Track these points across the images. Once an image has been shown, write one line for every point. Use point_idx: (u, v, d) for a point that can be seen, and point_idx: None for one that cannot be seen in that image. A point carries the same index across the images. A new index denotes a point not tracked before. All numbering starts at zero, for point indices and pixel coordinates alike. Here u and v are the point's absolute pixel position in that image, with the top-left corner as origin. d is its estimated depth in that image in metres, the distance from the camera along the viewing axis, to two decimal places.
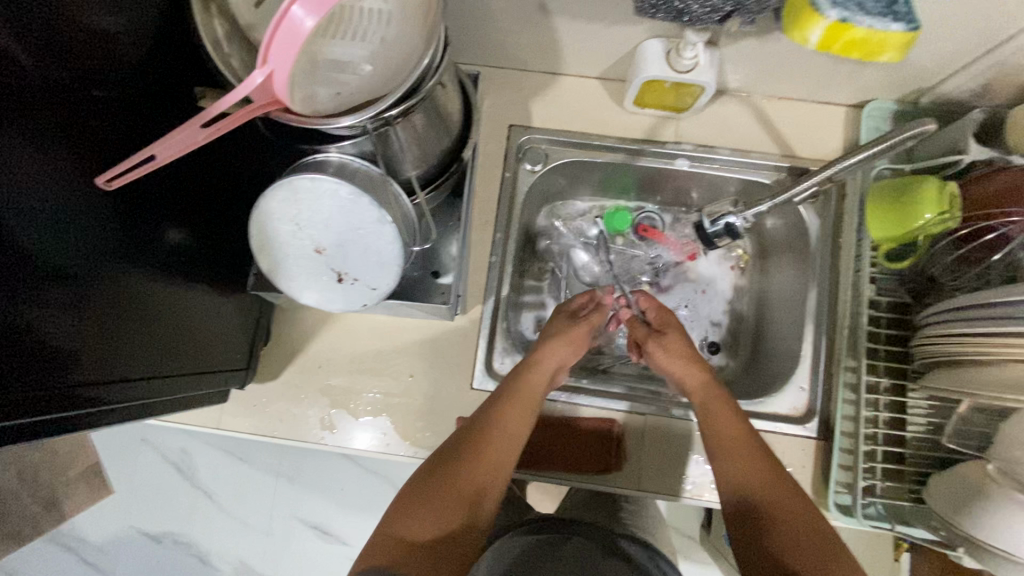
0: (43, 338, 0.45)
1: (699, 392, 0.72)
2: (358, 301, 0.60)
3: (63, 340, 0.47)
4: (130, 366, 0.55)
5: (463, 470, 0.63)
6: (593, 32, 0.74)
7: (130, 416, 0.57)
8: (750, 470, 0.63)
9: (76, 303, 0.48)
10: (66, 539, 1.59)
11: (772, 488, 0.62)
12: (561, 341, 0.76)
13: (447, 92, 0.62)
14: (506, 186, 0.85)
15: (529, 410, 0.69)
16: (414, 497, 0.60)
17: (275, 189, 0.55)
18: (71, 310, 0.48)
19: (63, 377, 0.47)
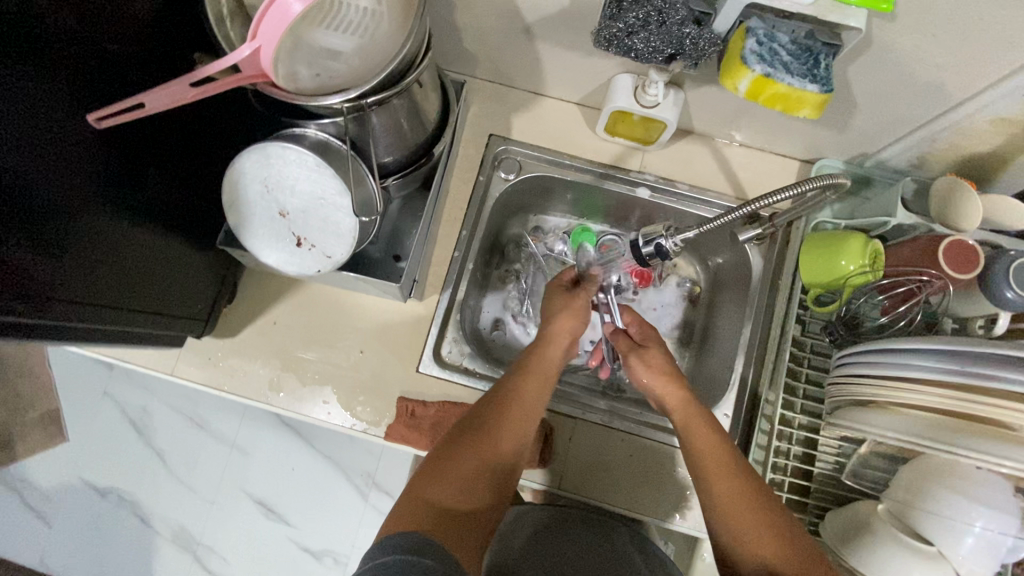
0: (8, 245, 0.48)
1: (679, 409, 0.74)
2: (311, 267, 0.65)
3: (25, 253, 0.50)
4: (87, 292, 0.58)
5: (489, 437, 0.66)
6: (572, 60, 0.81)
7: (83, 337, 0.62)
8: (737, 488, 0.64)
9: (46, 221, 0.52)
10: (13, 481, 1.60)
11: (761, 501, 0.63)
12: (568, 316, 0.81)
13: (425, 92, 0.68)
14: (478, 189, 0.91)
15: (546, 384, 0.74)
16: (442, 466, 0.63)
17: (251, 151, 0.62)
18: (40, 227, 0.51)
19: (19, 286, 0.50)
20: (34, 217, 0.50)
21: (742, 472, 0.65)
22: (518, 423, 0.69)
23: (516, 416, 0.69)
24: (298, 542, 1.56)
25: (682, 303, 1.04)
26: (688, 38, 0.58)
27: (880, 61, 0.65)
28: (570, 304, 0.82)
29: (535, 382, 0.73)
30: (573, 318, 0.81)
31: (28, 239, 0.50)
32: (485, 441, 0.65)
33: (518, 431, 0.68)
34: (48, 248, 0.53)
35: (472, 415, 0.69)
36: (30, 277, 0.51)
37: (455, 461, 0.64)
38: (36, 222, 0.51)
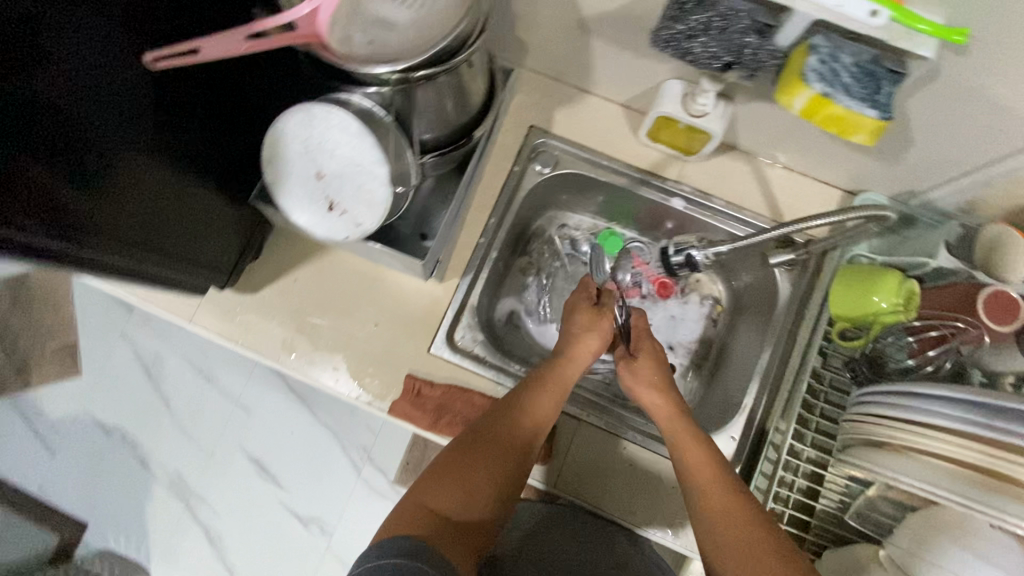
0: (35, 166, 0.48)
1: (670, 428, 0.74)
2: (340, 233, 0.64)
3: (53, 177, 0.50)
4: (113, 229, 0.58)
5: (494, 447, 0.68)
6: (624, 59, 0.80)
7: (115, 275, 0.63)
8: (730, 518, 0.64)
9: (78, 150, 0.52)
10: (26, 408, 1.65)
11: (755, 531, 0.62)
12: (589, 331, 0.81)
13: (473, 72, 0.68)
14: (512, 178, 0.90)
15: (559, 397, 0.75)
16: (445, 472, 0.66)
17: (295, 110, 0.62)
18: (71, 155, 0.51)
19: (46, 211, 0.50)
20: (66, 143, 0.51)
21: (743, 498, 0.65)
22: (526, 433, 0.70)
23: (525, 428, 0.71)
24: (288, 506, 1.57)
25: (702, 321, 1.02)
26: (748, 47, 0.58)
27: (944, 96, 0.63)
28: (589, 324, 0.82)
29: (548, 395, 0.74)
30: (596, 336, 0.80)
31: (58, 163, 0.50)
32: (492, 448, 0.68)
33: (526, 442, 0.70)
34: (79, 177, 0.53)
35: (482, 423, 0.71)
36: (58, 205, 0.51)
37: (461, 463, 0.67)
38: (68, 149, 0.51)
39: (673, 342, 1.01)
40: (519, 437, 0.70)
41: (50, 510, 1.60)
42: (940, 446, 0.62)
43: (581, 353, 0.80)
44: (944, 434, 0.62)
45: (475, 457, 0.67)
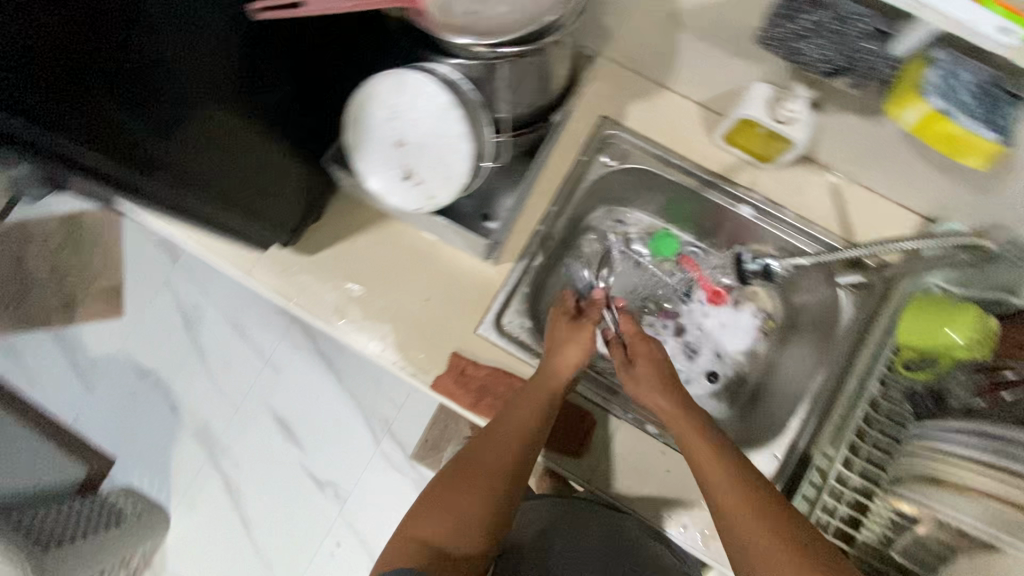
0: (120, 101, 0.52)
1: (673, 421, 0.77)
2: (411, 203, 0.64)
3: (140, 117, 0.54)
4: (194, 181, 0.62)
5: (478, 474, 0.76)
6: (711, 56, 0.77)
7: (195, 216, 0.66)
8: (746, 514, 0.67)
9: (165, 94, 0.55)
10: (69, 342, 1.70)
11: (767, 529, 0.65)
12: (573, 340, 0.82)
13: (560, 54, 0.66)
14: (578, 167, 0.88)
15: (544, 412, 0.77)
16: (435, 503, 0.74)
17: (387, 75, 0.63)
18: (158, 98, 0.55)
19: (126, 147, 0.54)
20: (155, 87, 0.54)
21: (755, 495, 0.68)
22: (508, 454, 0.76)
23: (507, 450, 0.76)
24: (307, 467, 1.60)
25: (752, 334, 1.00)
26: (865, 54, 0.54)
27: None
28: (573, 335, 0.83)
29: (534, 399, 0.77)
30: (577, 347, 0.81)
31: (144, 105, 0.54)
32: (478, 475, 0.75)
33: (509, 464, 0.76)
34: (163, 121, 0.56)
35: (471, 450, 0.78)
36: (138, 144, 0.55)
37: (451, 493, 0.75)
38: (155, 91, 0.54)
39: (719, 349, 1.01)
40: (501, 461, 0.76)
41: (82, 442, 1.65)
42: (989, 481, 0.61)
43: (568, 359, 0.80)
44: (991, 469, 0.62)
45: (460, 486, 0.75)
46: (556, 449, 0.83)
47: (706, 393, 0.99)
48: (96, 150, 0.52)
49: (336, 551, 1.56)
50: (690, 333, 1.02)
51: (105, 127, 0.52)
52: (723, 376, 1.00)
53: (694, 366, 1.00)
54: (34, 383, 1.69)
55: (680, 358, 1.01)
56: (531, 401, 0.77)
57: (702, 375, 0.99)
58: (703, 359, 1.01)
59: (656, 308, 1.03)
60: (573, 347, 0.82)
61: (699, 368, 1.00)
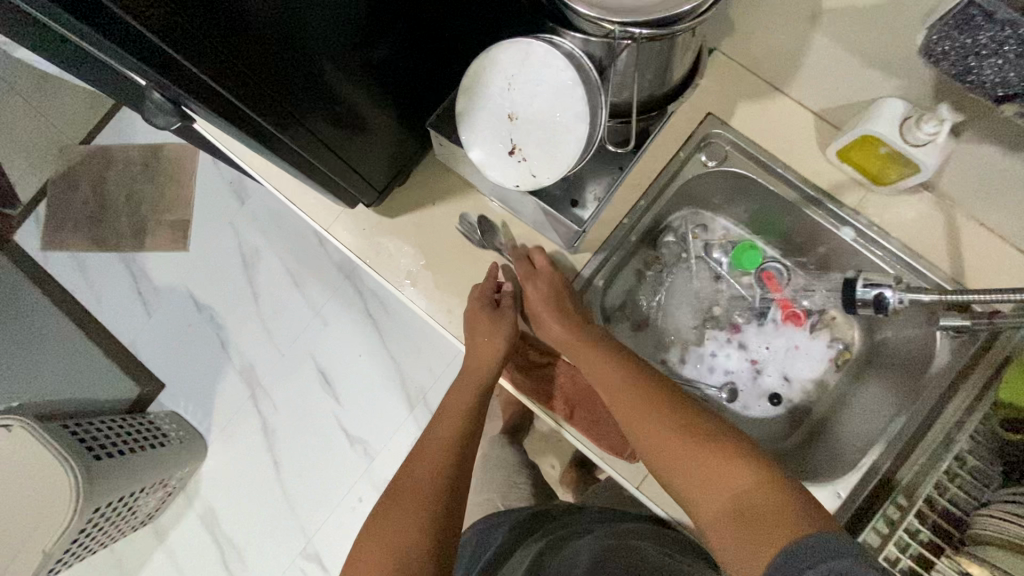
0: (248, 24, 0.51)
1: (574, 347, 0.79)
2: (512, 179, 0.62)
3: (260, 42, 0.53)
4: (304, 128, 0.63)
5: (430, 442, 0.80)
6: (844, 63, 0.72)
7: (295, 163, 0.66)
8: (651, 428, 0.68)
9: (291, 26, 0.54)
10: (136, 266, 1.77)
11: (671, 437, 0.66)
12: (481, 335, 0.80)
13: (689, 43, 0.62)
14: (673, 165, 0.85)
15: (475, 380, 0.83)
16: (398, 486, 0.75)
17: (512, 45, 0.61)
18: (285, 29, 0.54)
19: (240, 69, 0.53)
20: (284, 19, 0.53)
21: (654, 404, 0.70)
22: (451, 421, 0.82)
23: (451, 419, 0.82)
24: (341, 421, 1.64)
25: (824, 362, 0.96)
26: None
27: None
28: (478, 340, 0.80)
29: (469, 390, 0.83)
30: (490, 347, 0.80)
31: (267, 31, 0.53)
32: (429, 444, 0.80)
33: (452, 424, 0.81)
34: (280, 53, 0.55)
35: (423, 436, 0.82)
36: (252, 68, 0.54)
37: (408, 471, 0.77)
38: (283, 21, 0.53)
39: (787, 374, 0.97)
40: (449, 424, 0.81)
41: (137, 362, 1.73)
42: None
43: (478, 357, 0.81)
44: None
45: (415, 462, 0.78)
46: (607, 449, 0.78)
47: (766, 416, 0.95)
48: (212, 68, 0.52)
49: (358, 505, 1.60)
50: (757, 352, 0.98)
51: (225, 45, 0.51)
52: (786, 400, 0.96)
53: (756, 386, 0.97)
54: (98, 299, 1.76)
55: (743, 376, 0.97)
56: (453, 412, 0.82)
57: (764, 397, 0.95)
58: (767, 380, 0.97)
59: (725, 320, 0.99)
60: (481, 335, 0.80)
61: (762, 389, 0.96)
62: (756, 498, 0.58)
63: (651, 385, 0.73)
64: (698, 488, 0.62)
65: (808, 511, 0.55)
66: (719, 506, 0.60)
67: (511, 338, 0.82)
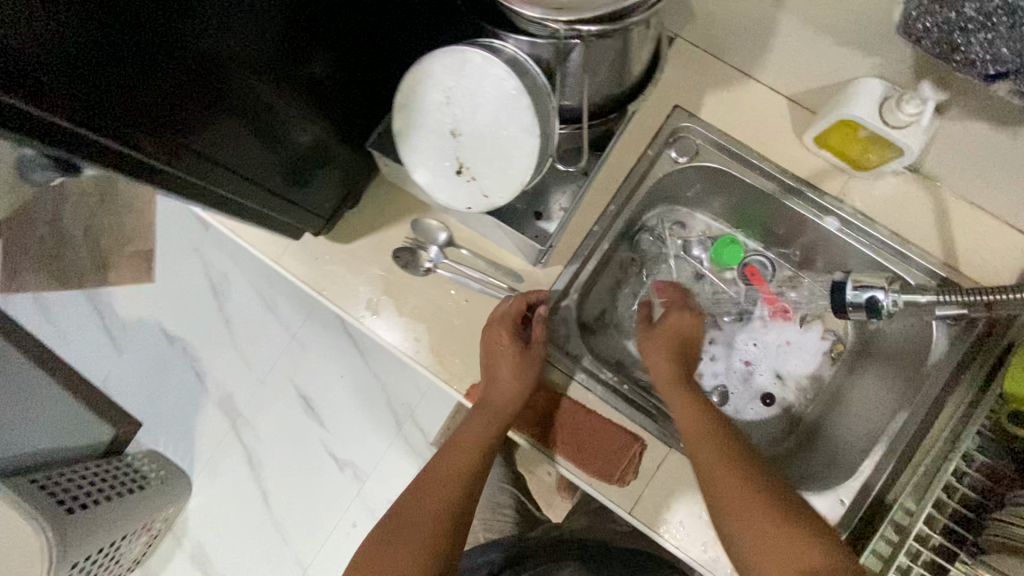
0: (147, 72, 0.46)
1: (673, 392, 0.76)
2: (463, 202, 0.57)
3: (165, 88, 0.48)
4: (221, 165, 0.57)
5: (436, 473, 0.76)
6: (816, 43, 0.67)
7: (216, 204, 0.60)
8: (737, 487, 0.65)
9: (198, 64, 0.49)
10: (101, 302, 1.68)
11: (752, 501, 0.64)
12: (510, 358, 0.73)
13: (646, 35, 0.56)
14: (642, 164, 0.79)
15: (497, 422, 0.75)
16: (398, 518, 0.72)
17: (447, 53, 0.54)
18: (194, 73, 0.50)
19: (151, 124, 0.49)
20: (175, 56, 0.47)
21: (744, 465, 0.67)
22: (464, 453, 0.76)
23: (464, 452, 0.76)
24: (327, 445, 1.57)
25: (817, 356, 0.91)
26: None
27: None
28: (509, 366, 0.73)
29: (482, 422, 0.75)
30: (518, 377, 0.74)
31: (172, 75, 0.48)
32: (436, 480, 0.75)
33: (466, 458, 0.76)
34: (192, 94, 0.51)
35: (435, 461, 0.78)
36: (164, 118, 0.50)
37: (412, 502, 0.73)
38: (187, 59, 0.48)
39: (779, 369, 0.92)
40: (461, 453, 0.77)
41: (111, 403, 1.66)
42: None
43: (505, 386, 0.73)
44: None
45: (419, 492, 0.74)
46: (597, 474, 0.73)
47: (761, 418, 0.90)
48: (121, 131, 0.47)
49: (353, 530, 1.54)
50: (748, 351, 0.93)
51: (126, 102, 0.46)
52: (781, 400, 0.91)
53: (748, 387, 0.92)
54: (67, 340, 1.68)
55: (734, 377, 0.92)
56: (467, 446, 0.76)
57: (756, 397, 0.91)
58: (760, 380, 0.92)
59: (712, 320, 0.94)
60: (504, 371, 0.73)
61: (755, 389, 0.92)
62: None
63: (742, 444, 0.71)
64: (775, 557, 0.61)
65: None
66: None
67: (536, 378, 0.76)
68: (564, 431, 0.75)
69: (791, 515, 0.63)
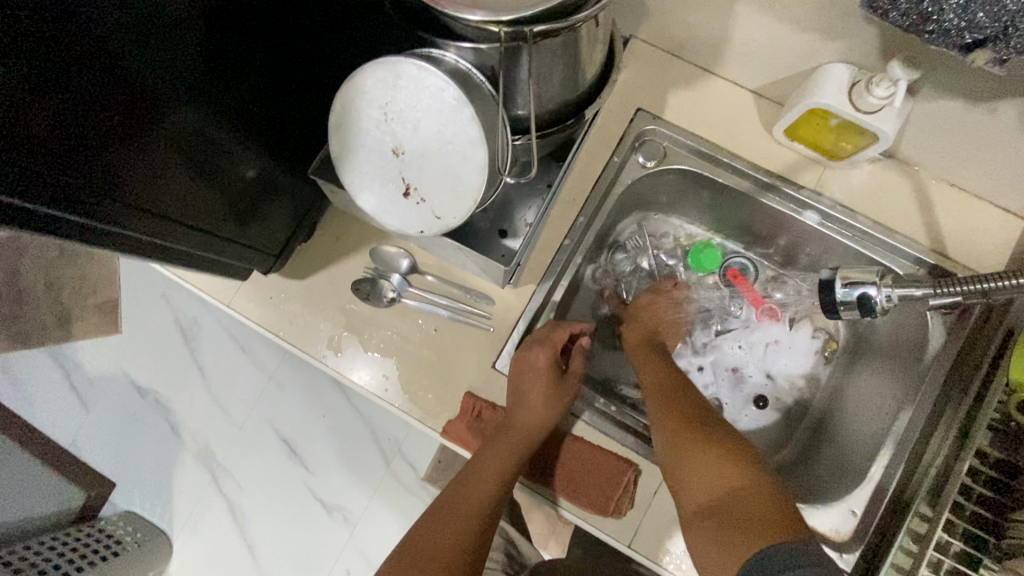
0: (61, 118, 0.41)
1: (637, 349, 0.79)
2: (414, 224, 0.54)
3: (87, 135, 0.43)
4: (158, 212, 0.51)
5: (455, 496, 0.69)
6: (776, 32, 0.64)
7: (152, 256, 0.54)
8: (672, 417, 0.67)
9: (120, 103, 0.44)
10: (63, 359, 1.51)
11: (683, 428, 0.65)
12: (537, 381, 0.69)
13: (596, 35, 0.53)
14: (609, 171, 0.75)
15: (519, 448, 0.68)
16: (415, 545, 0.66)
17: (379, 66, 0.50)
18: (117, 114, 0.44)
19: (75, 177, 0.43)
20: (90, 97, 0.42)
21: (687, 402, 0.69)
22: (483, 479, 0.68)
23: (483, 479, 0.68)
24: (313, 489, 1.39)
25: (810, 356, 0.87)
26: None
27: None
28: (537, 388, 0.69)
29: (505, 448, 0.68)
30: (545, 405, 0.69)
31: (93, 118, 0.43)
32: (455, 505, 0.68)
33: (487, 484, 0.68)
34: (130, 139, 0.46)
35: (454, 485, 0.70)
36: (88, 167, 0.44)
37: (431, 528, 0.67)
38: (107, 99, 0.43)
39: (772, 371, 0.88)
40: (481, 479, 0.69)
41: None
42: None
43: (528, 412, 0.68)
44: None
45: (438, 517, 0.68)
46: (589, 507, 0.67)
47: (757, 425, 0.86)
48: (37, 188, 0.41)
49: None
50: (737, 357, 0.89)
51: (41, 155, 0.40)
52: (775, 402, 0.87)
53: (740, 394, 0.87)
54: (30, 403, 1.51)
55: (723, 385, 0.88)
56: (488, 475, 0.68)
57: (750, 403, 0.87)
58: (750, 382, 0.88)
59: (698, 327, 0.89)
60: (532, 393, 0.68)
61: (748, 394, 0.87)
62: (739, 500, 0.57)
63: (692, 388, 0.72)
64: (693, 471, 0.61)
65: (793, 522, 0.54)
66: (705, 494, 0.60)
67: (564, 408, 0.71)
68: (563, 463, 0.70)
69: (728, 447, 0.62)
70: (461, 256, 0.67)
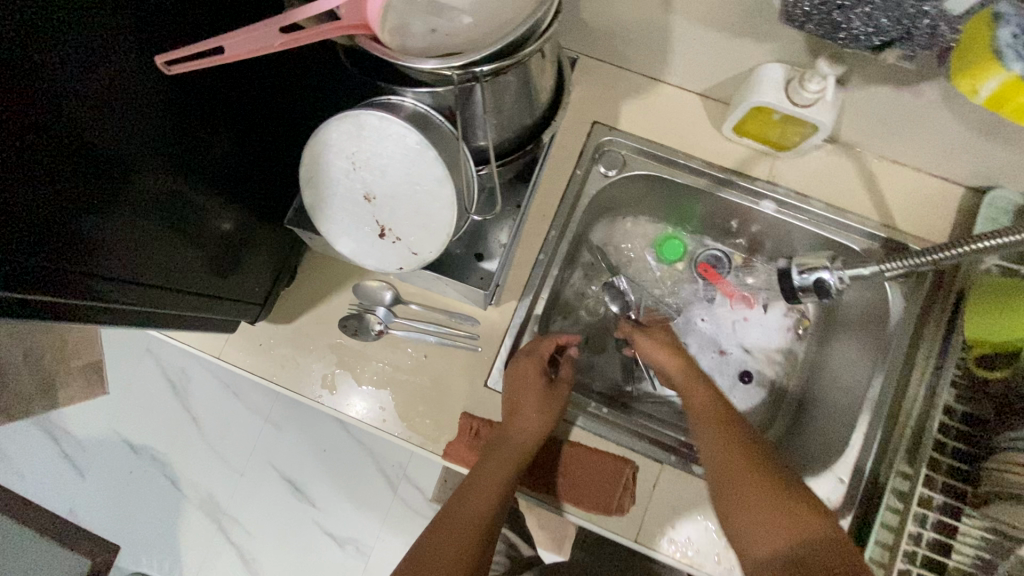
0: (47, 203, 0.42)
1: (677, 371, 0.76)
2: (393, 263, 0.57)
3: (73, 218, 0.44)
4: (144, 279, 0.53)
5: (454, 508, 0.67)
6: (712, 40, 0.68)
7: (136, 321, 0.55)
8: (724, 454, 0.64)
9: (99, 180, 0.46)
10: (52, 426, 1.48)
11: (738, 471, 0.62)
12: (529, 393, 0.70)
13: (543, 65, 0.56)
14: (573, 184, 0.79)
15: (518, 455, 0.69)
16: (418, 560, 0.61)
17: (342, 120, 0.53)
18: (98, 194, 0.46)
19: (63, 259, 0.45)
20: (72, 182, 0.44)
21: (743, 441, 0.65)
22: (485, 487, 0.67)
23: (484, 487, 0.67)
24: (322, 526, 1.39)
25: (784, 333, 0.91)
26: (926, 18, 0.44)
27: None
28: (530, 398, 0.70)
29: (503, 457, 0.69)
30: (537, 414, 0.70)
31: (76, 198, 0.44)
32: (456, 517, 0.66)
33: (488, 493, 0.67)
34: (112, 216, 0.48)
35: (454, 499, 0.68)
36: (76, 248, 0.45)
37: (432, 543, 0.63)
38: (86, 179, 0.45)
39: (750, 347, 0.91)
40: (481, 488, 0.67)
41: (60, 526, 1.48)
42: None
43: (523, 421, 0.69)
44: None
45: (441, 530, 0.65)
46: (594, 509, 0.70)
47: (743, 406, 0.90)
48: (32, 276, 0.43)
49: None
50: (717, 342, 0.92)
51: (25, 239, 0.41)
52: (760, 381, 0.90)
53: (725, 378, 0.91)
54: (22, 476, 1.49)
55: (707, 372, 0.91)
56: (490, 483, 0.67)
57: (734, 379, 0.90)
58: (732, 365, 0.91)
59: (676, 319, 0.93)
60: (524, 404, 0.70)
61: (731, 372, 0.91)
62: (811, 555, 0.54)
63: (741, 420, 0.69)
64: (753, 520, 0.58)
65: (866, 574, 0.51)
66: (772, 546, 0.56)
67: (558, 416, 0.73)
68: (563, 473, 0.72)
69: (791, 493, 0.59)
70: (442, 282, 0.70)
